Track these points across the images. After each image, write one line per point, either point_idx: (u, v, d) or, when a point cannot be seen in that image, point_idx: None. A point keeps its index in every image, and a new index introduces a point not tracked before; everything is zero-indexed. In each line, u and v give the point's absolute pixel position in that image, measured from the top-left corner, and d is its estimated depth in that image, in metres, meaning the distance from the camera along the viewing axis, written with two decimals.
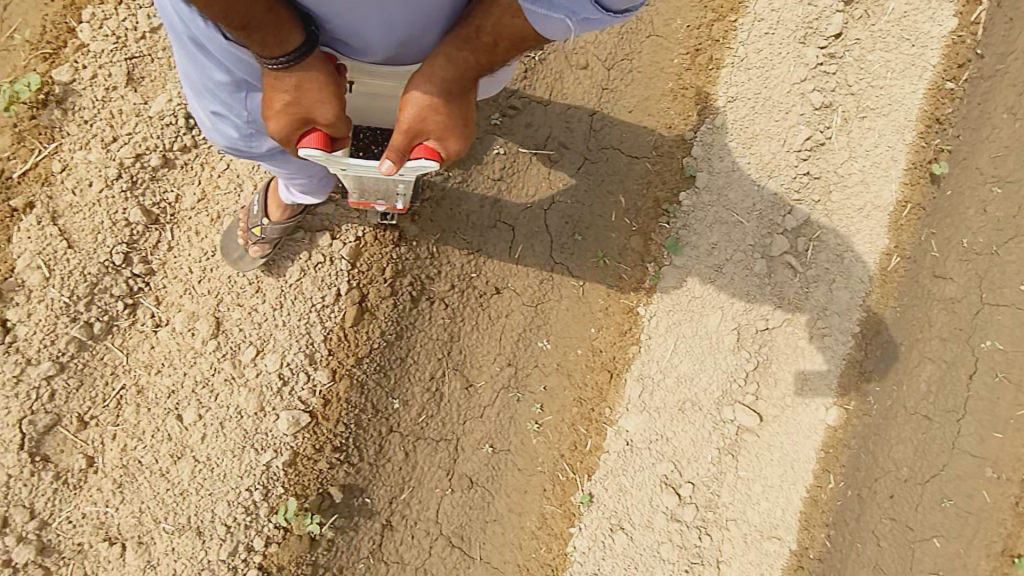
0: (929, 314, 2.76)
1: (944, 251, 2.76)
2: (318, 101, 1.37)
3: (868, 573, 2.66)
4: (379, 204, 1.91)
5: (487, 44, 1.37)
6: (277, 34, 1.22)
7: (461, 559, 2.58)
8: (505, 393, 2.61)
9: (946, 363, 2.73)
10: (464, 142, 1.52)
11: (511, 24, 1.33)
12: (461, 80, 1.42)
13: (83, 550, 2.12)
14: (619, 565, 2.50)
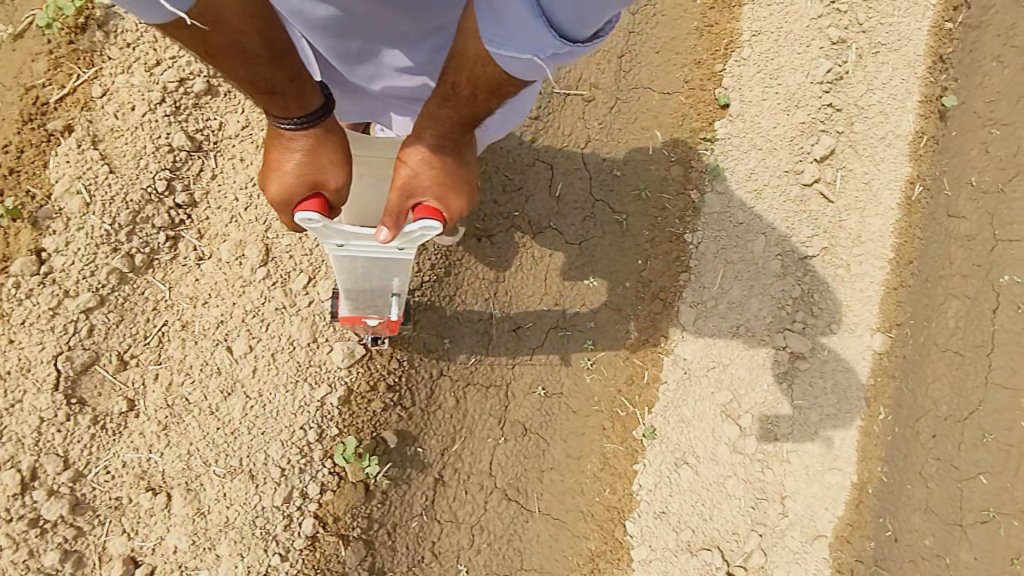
0: (946, 252, 2.77)
1: (954, 190, 2.80)
2: (329, 166, 1.42)
3: (920, 515, 2.58)
4: (370, 318, 1.90)
5: (466, 97, 1.30)
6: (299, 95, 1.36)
7: (518, 513, 2.42)
8: (554, 333, 2.51)
9: (970, 298, 2.70)
10: (464, 200, 1.48)
11: (484, 72, 1.24)
12: (452, 135, 1.39)
13: (120, 506, 1.91)
14: (688, 501, 2.42)
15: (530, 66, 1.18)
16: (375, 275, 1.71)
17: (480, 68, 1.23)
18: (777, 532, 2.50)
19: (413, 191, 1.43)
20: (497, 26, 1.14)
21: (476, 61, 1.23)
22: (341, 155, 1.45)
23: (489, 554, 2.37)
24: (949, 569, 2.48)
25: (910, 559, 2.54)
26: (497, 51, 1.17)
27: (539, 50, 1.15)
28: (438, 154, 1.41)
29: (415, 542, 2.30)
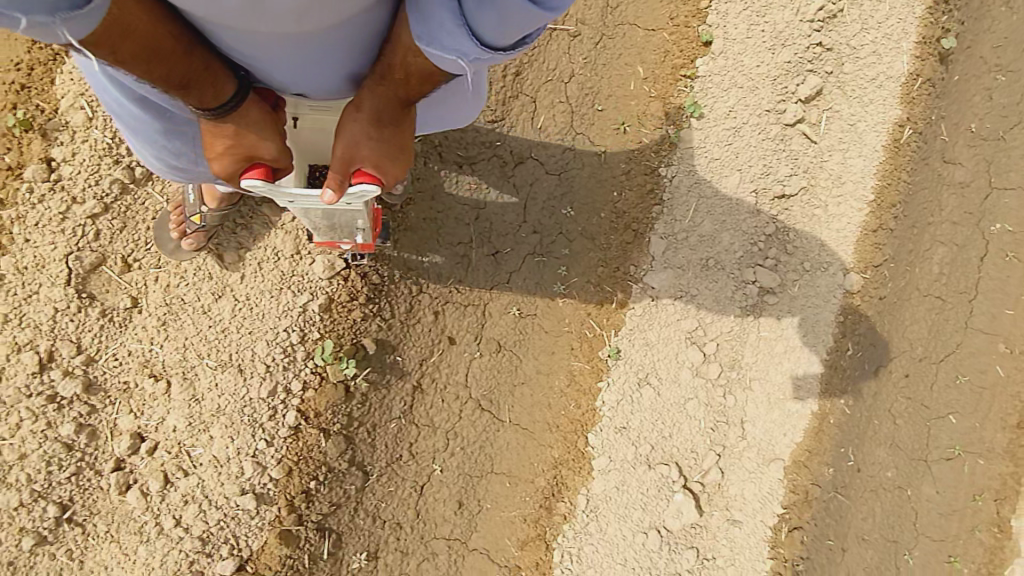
0: (939, 198, 2.86)
1: (953, 136, 2.86)
2: (259, 140, 1.48)
3: (886, 449, 2.82)
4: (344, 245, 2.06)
5: (401, 78, 1.39)
6: (212, 84, 1.34)
7: (490, 422, 2.65)
8: (531, 258, 2.66)
9: (958, 246, 2.85)
10: (402, 166, 1.58)
11: (416, 61, 1.32)
12: (388, 110, 1.46)
13: (128, 389, 2.21)
14: (647, 419, 2.58)
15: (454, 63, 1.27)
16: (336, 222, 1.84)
17: (411, 56, 1.31)
18: (735, 454, 2.72)
19: (352, 158, 1.51)
20: (424, 26, 1.23)
21: (408, 50, 1.30)
22: (267, 126, 1.49)
23: (462, 458, 2.66)
24: (910, 499, 2.79)
25: (871, 489, 2.80)
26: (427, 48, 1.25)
27: (462, 53, 1.24)
28: (376, 128, 1.47)
29: (394, 442, 2.60)
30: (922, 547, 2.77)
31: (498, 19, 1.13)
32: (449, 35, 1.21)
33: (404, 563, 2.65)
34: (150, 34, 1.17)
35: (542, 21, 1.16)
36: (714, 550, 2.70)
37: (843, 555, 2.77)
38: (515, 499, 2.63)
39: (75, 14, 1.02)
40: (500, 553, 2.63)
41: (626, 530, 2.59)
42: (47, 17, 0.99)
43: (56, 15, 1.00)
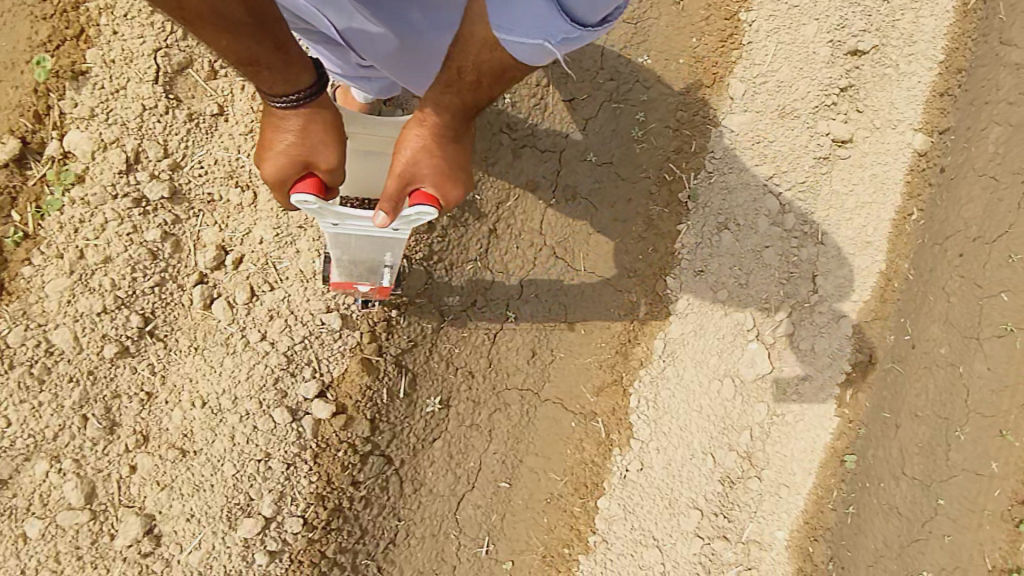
0: (996, 78, 2.73)
1: (1011, 16, 2.74)
2: (319, 145, 1.51)
3: (938, 327, 2.68)
4: (363, 285, 2.00)
5: (471, 82, 1.47)
6: (285, 72, 1.37)
7: (565, 271, 2.61)
8: (608, 107, 2.64)
9: (1016, 125, 2.66)
10: (460, 189, 1.66)
11: (490, 57, 1.41)
12: (448, 124, 1.54)
13: (212, 202, 2.18)
14: (726, 262, 2.58)
15: (537, 49, 1.35)
16: (369, 249, 1.87)
17: (486, 53, 1.41)
18: (808, 307, 2.71)
19: (413, 178, 1.59)
20: (506, 16, 1.32)
21: (483, 47, 1.40)
22: (332, 132, 1.52)
23: (535, 306, 2.61)
24: (960, 377, 2.61)
25: (925, 365, 2.67)
26: (507, 37, 1.34)
27: (548, 34, 1.32)
28: (436, 144, 1.57)
29: (469, 288, 2.56)
30: (974, 423, 2.56)
31: None
32: (535, 16, 1.30)
33: (475, 413, 2.58)
34: (224, 3, 1.18)
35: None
36: (782, 406, 2.69)
37: (896, 433, 2.67)
38: (590, 347, 2.59)
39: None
40: (574, 401, 2.58)
41: (703, 377, 2.56)
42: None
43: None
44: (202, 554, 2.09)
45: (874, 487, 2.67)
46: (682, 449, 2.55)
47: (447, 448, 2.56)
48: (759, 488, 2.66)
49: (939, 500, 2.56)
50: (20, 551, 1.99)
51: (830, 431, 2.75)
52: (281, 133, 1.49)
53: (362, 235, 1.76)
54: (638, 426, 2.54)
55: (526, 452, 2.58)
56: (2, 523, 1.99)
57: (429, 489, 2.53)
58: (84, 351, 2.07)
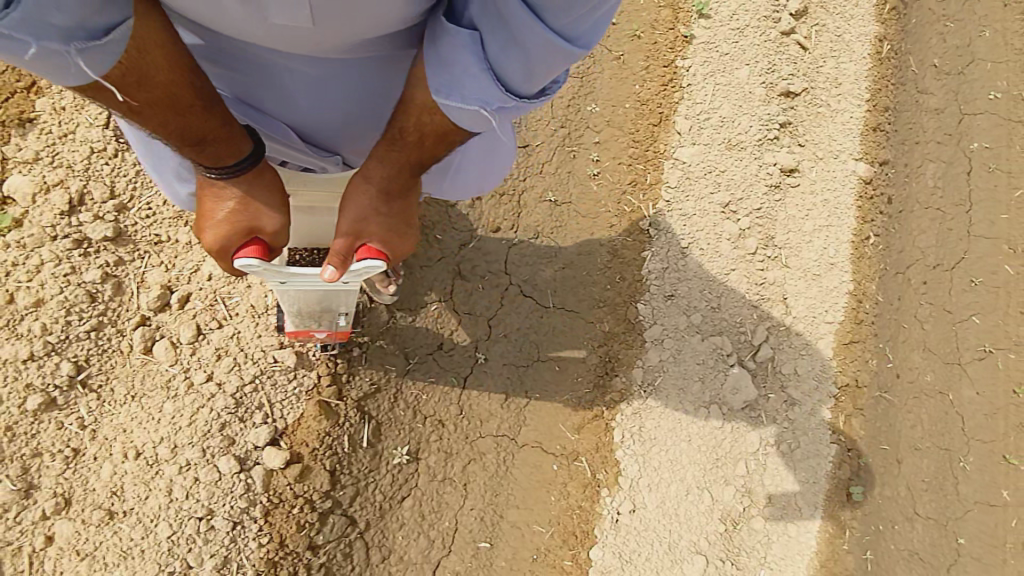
0: (921, 122, 3.03)
1: (920, 70, 3.10)
2: (263, 209, 1.40)
3: (920, 354, 2.76)
4: (319, 330, 1.90)
5: (413, 143, 1.31)
6: (228, 143, 1.30)
7: (534, 309, 2.53)
8: (562, 151, 2.71)
9: (946, 163, 2.94)
10: (409, 243, 1.52)
11: (432, 120, 1.26)
12: (396, 179, 1.38)
13: (160, 243, 2.10)
14: (694, 285, 2.55)
15: (477, 116, 1.21)
16: (323, 298, 1.72)
17: (426, 116, 1.26)
18: (784, 330, 2.65)
19: (361, 233, 1.42)
20: (445, 76, 1.18)
21: (422, 111, 1.26)
22: (275, 195, 1.42)
23: (506, 346, 2.48)
24: (954, 404, 2.67)
25: (914, 396, 2.72)
26: (445, 102, 1.19)
27: (485, 101, 1.19)
28: (383, 200, 1.40)
29: (436, 331, 2.43)
30: (975, 451, 2.61)
31: (524, 57, 1.11)
32: (470, 80, 1.17)
33: (448, 466, 2.34)
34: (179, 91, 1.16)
35: (568, 62, 1.15)
36: (778, 436, 2.53)
37: (901, 468, 2.66)
38: (567, 384, 2.44)
39: (90, 44, 1.00)
40: (554, 443, 2.38)
41: (688, 405, 2.43)
42: (59, 44, 0.98)
43: (70, 42, 0.99)
44: None
45: (891, 530, 2.59)
46: (676, 485, 2.34)
47: (419, 508, 2.28)
48: (765, 528, 2.44)
49: (958, 538, 2.52)
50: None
51: (830, 459, 2.57)
52: (221, 201, 1.37)
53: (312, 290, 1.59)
54: (626, 464, 2.33)
55: (506, 506, 2.32)
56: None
57: (400, 559, 2.23)
58: (3, 404, 1.84)
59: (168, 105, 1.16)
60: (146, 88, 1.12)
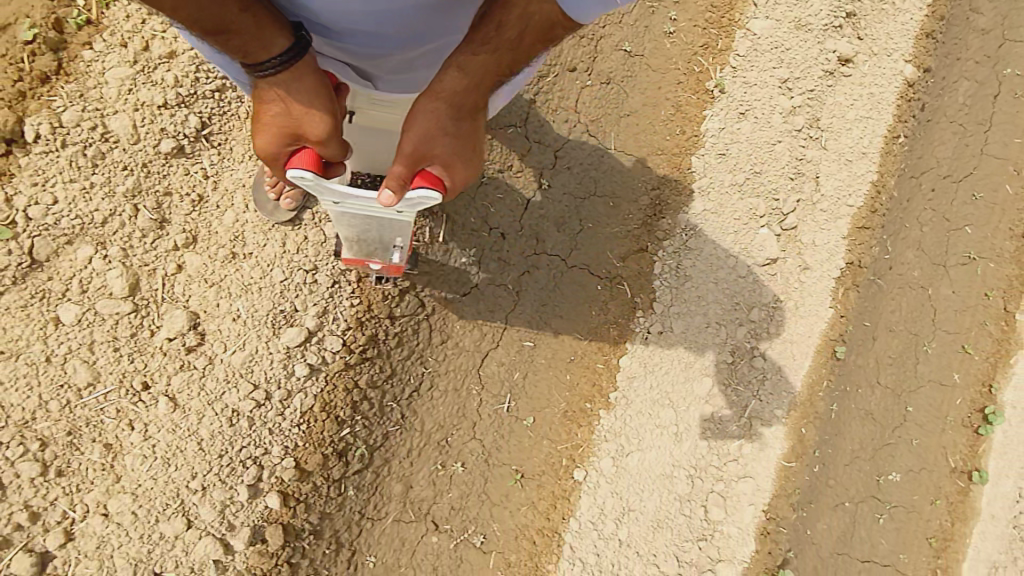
0: (965, 40, 3.23)
1: None
2: (307, 113, 1.38)
3: (914, 252, 3.14)
4: (373, 262, 1.89)
5: (511, 38, 1.38)
6: (256, 34, 1.26)
7: (597, 147, 2.75)
8: (643, 4, 2.83)
9: (978, 83, 3.20)
10: (470, 169, 1.52)
11: (538, 10, 1.34)
12: (470, 96, 1.42)
13: None
14: (744, 149, 2.80)
15: (598, 4, 1.29)
16: (374, 228, 1.68)
17: (535, 4, 1.34)
18: (810, 205, 2.95)
19: (427, 154, 1.42)
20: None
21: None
22: (317, 97, 1.38)
23: (568, 178, 2.72)
24: (930, 298, 3.11)
25: (899, 286, 3.11)
26: None
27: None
28: (452, 118, 1.42)
29: (507, 154, 2.65)
30: (940, 339, 3.09)
31: None
32: None
33: (505, 273, 2.64)
34: None
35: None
36: (784, 291, 2.91)
37: (874, 342, 3.09)
38: (619, 218, 2.73)
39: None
40: (600, 267, 2.69)
41: (720, 253, 2.74)
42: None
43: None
44: (246, 356, 2.05)
45: (853, 391, 3.05)
46: (698, 319, 2.70)
47: (477, 304, 2.60)
48: (764, 366, 2.87)
49: (907, 407, 3.06)
50: (51, 336, 1.91)
51: (826, 321, 2.99)
52: (267, 104, 1.39)
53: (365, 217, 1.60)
54: (659, 293, 2.68)
55: (551, 315, 2.65)
56: (36, 305, 1.90)
57: (456, 343, 2.57)
58: (140, 142, 2.01)
59: None
60: None
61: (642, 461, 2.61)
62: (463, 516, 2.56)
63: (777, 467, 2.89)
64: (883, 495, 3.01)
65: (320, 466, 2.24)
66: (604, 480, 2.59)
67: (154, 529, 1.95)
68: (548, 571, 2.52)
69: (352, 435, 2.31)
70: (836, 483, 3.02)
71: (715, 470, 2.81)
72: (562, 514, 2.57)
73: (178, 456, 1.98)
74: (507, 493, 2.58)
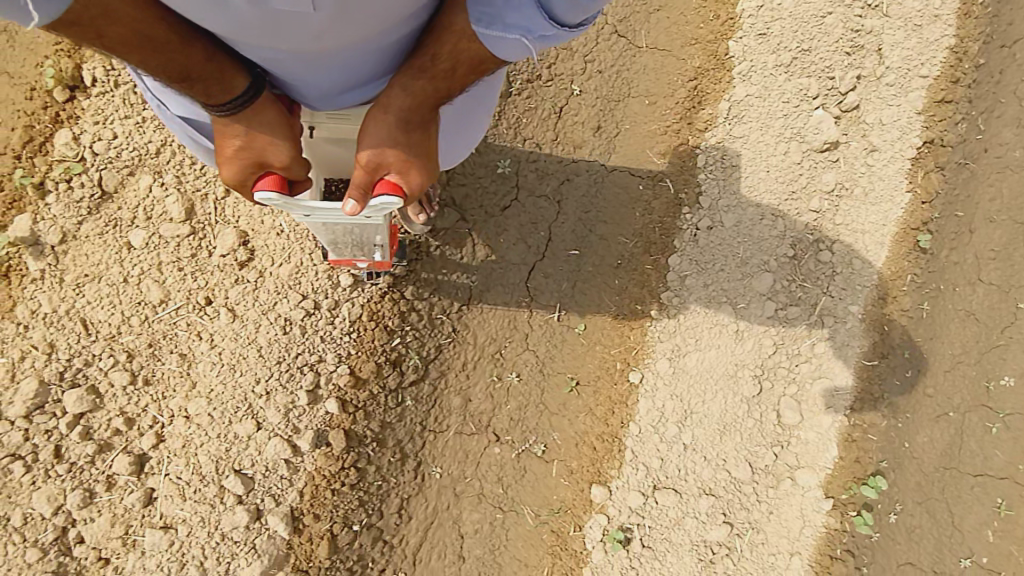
0: None
1: None
2: (268, 144, 1.49)
3: (1014, 131, 2.65)
4: (359, 259, 2.06)
5: (445, 70, 1.39)
6: (217, 82, 1.35)
7: (627, 48, 2.67)
8: None
9: None
10: (427, 174, 1.57)
11: (468, 47, 1.33)
12: (421, 108, 1.45)
13: None
14: (788, 26, 2.61)
15: (517, 45, 1.29)
16: (351, 229, 1.81)
17: (464, 42, 1.33)
18: (874, 80, 2.65)
19: (380, 165, 1.50)
20: (488, 6, 1.26)
21: (462, 35, 1.32)
22: (277, 128, 1.49)
23: (600, 82, 2.65)
24: None
25: (999, 170, 2.65)
26: (486, 29, 1.27)
27: (528, 30, 1.26)
28: (404, 131, 1.47)
29: (534, 63, 2.62)
30: None
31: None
32: (513, 11, 1.24)
33: (543, 184, 2.63)
34: (146, 26, 1.19)
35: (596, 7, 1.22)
36: (851, 181, 2.64)
37: (971, 237, 2.67)
38: (655, 116, 2.63)
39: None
40: (641, 167, 2.61)
41: (769, 138, 2.57)
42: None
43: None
44: (292, 268, 2.31)
45: (950, 291, 2.69)
46: (751, 211, 2.55)
47: (519, 217, 2.61)
48: (831, 261, 2.63)
49: (1019, 304, 2.62)
50: (127, 259, 2.24)
51: (901, 207, 2.68)
52: (228, 135, 1.47)
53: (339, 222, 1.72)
54: (706, 187, 2.55)
55: (595, 222, 2.61)
56: (110, 233, 2.24)
57: (501, 257, 2.60)
58: None
59: (138, 40, 1.21)
60: (113, 22, 1.17)
61: (701, 362, 2.52)
62: (523, 427, 2.62)
63: (856, 366, 2.67)
64: (994, 404, 2.62)
65: (376, 376, 2.42)
66: (662, 381, 2.52)
67: (229, 429, 2.25)
68: (612, 477, 2.53)
69: (401, 344, 2.46)
70: (935, 393, 2.68)
71: (785, 371, 2.61)
72: (620, 420, 2.54)
73: (242, 363, 2.26)
74: (564, 401, 2.60)
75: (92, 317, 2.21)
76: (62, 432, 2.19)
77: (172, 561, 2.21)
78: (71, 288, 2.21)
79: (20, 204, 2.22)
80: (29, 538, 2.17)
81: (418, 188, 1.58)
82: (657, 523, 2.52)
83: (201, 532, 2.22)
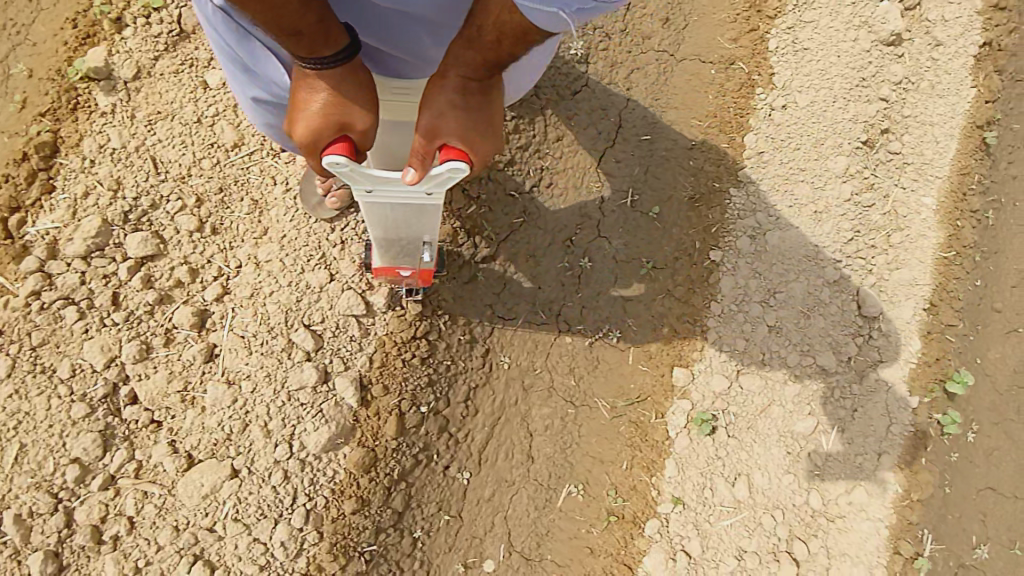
0: None
1: None
2: (353, 105, 1.40)
3: None
4: (405, 268, 2.05)
5: (492, 42, 1.28)
6: (324, 32, 1.31)
7: None
8: None
9: None
10: (490, 143, 1.45)
11: (509, 20, 1.21)
12: (478, 76, 1.35)
13: None
14: None
15: (554, 19, 1.15)
16: (404, 219, 1.69)
17: (506, 14, 1.21)
18: None
19: (438, 133, 1.37)
20: None
21: (503, 6, 1.20)
22: (367, 95, 1.42)
23: None
24: None
25: None
26: (519, 3, 1.14)
27: (564, 4, 1.11)
28: (462, 95, 1.36)
29: None
30: None
31: None
32: None
33: (614, 72, 2.63)
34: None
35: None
36: (915, 71, 2.68)
37: None
38: (724, 7, 2.69)
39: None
40: (712, 53, 2.65)
41: (840, 24, 2.64)
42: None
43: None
44: None
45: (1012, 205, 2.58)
46: (823, 92, 2.58)
47: (591, 101, 2.60)
48: (902, 151, 2.62)
49: None
50: (201, 98, 2.41)
51: (970, 101, 2.68)
52: (314, 95, 1.40)
53: (396, 204, 1.57)
54: (779, 68, 2.61)
55: (666, 107, 2.62)
56: (187, 71, 2.43)
57: (573, 141, 2.57)
58: None
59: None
60: None
61: (783, 241, 2.50)
62: (597, 316, 2.51)
63: (934, 260, 2.58)
64: None
65: (451, 243, 2.41)
66: (744, 260, 2.49)
67: (301, 278, 2.29)
68: (695, 360, 2.45)
69: (478, 214, 2.47)
70: (1005, 308, 2.53)
71: (864, 261, 2.53)
72: (703, 300, 2.48)
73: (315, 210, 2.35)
74: (641, 286, 2.52)
75: (162, 157, 2.33)
76: (121, 279, 2.22)
77: (235, 420, 2.18)
78: (142, 125, 2.35)
79: (94, 39, 2.40)
80: (77, 391, 2.12)
81: (483, 158, 1.46)
82: (742, 411, 2.41)
83: (266, 390, 2.21)
